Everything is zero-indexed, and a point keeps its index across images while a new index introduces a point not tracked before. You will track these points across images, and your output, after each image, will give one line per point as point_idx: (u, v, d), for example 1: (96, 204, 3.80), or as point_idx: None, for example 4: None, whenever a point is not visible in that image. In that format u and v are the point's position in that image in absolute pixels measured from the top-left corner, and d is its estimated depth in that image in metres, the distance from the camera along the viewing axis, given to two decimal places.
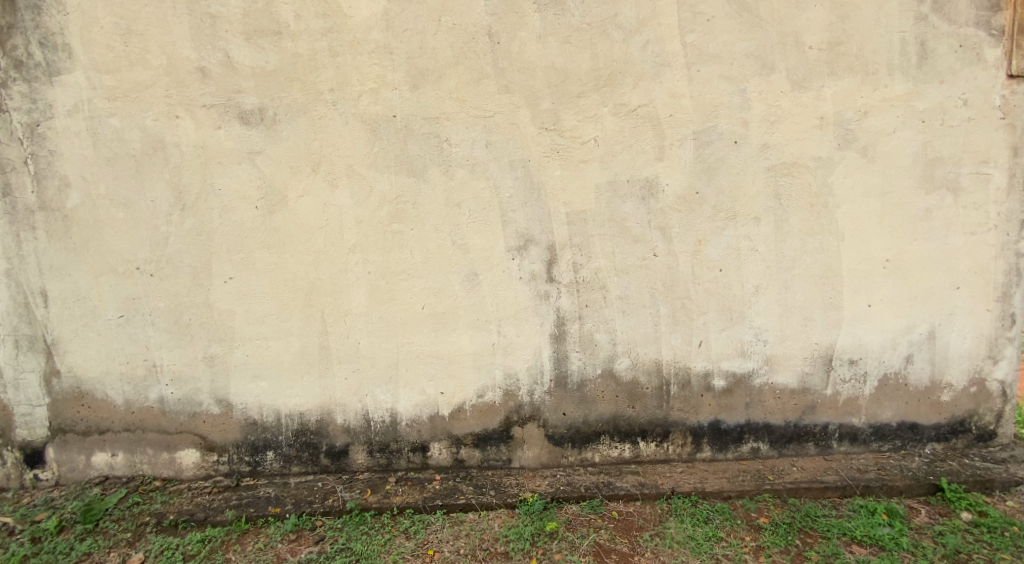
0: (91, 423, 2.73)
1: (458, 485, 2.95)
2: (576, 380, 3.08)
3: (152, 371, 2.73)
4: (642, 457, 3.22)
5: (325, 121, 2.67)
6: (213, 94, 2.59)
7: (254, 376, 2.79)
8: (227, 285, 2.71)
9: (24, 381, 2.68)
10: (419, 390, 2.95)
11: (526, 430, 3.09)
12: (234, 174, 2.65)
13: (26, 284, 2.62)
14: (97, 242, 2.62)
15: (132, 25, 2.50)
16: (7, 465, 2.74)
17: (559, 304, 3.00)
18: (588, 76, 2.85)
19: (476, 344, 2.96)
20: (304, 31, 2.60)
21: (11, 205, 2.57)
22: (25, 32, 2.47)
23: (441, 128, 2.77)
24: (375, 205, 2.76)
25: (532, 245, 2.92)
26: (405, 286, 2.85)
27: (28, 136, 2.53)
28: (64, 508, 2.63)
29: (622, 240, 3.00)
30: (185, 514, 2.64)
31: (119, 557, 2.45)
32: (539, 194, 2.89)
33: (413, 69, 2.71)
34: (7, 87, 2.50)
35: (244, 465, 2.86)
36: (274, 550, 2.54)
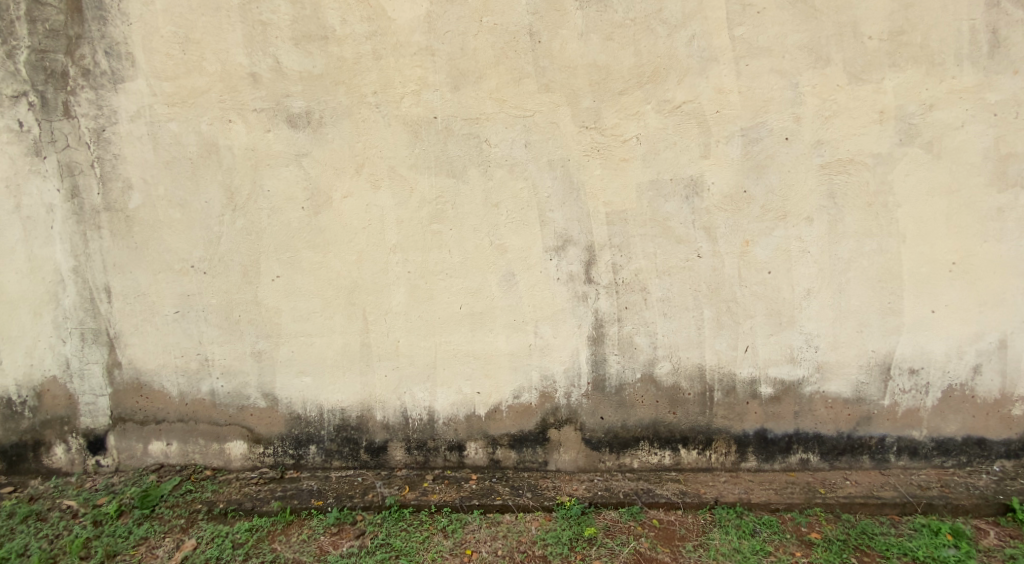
0: (148, 413, 2.86)
1: (494, 486, 2.95)
2: (614, 384, 3.03)
3: (204, 365, 2.83)
4: (683, 464, 3.14)
5: (368, 123, 2.73)
6: (263, 99, 2.68)
7: (299, 371, 2.87)
8: (274, 282, 2.80)
9: (89, 372, 2.81)
10: (456, 389, 2.97)
11: (563, 432, 3.05)
12: (282, 175, 2.73)
13: (92, 280, 2.75)
14: (156, 241, 2.74)
15: (189, 33, 2.62)
16: (71, 451, 2.86)
17: (598, 306, 2.96)
18: (631, 73, 2.80)
19: (513, 344, 2.95)
20: (350, 35, 2.66)
21: (79, 205, 2.70)
22: (92, 42, 2.60)
23: (481, 128, 2.78)
24: (415, 205, 2.80)
25: (570, 245, 2.90)
26: (443, 286, 2.87)
27: (95, 141, 2.66)
28: (123, 493, 2.76)
29: (664, 240, 2.93)
30: (234, 503, 2.74)
31: (173, 542, 2.56)
32: (579, 194, 2.87)
33: (454, 70, 2.73)
34: (76, 94, 2.63)
35: (288, 458, 2.94)
36: (317, 542, 2.61)
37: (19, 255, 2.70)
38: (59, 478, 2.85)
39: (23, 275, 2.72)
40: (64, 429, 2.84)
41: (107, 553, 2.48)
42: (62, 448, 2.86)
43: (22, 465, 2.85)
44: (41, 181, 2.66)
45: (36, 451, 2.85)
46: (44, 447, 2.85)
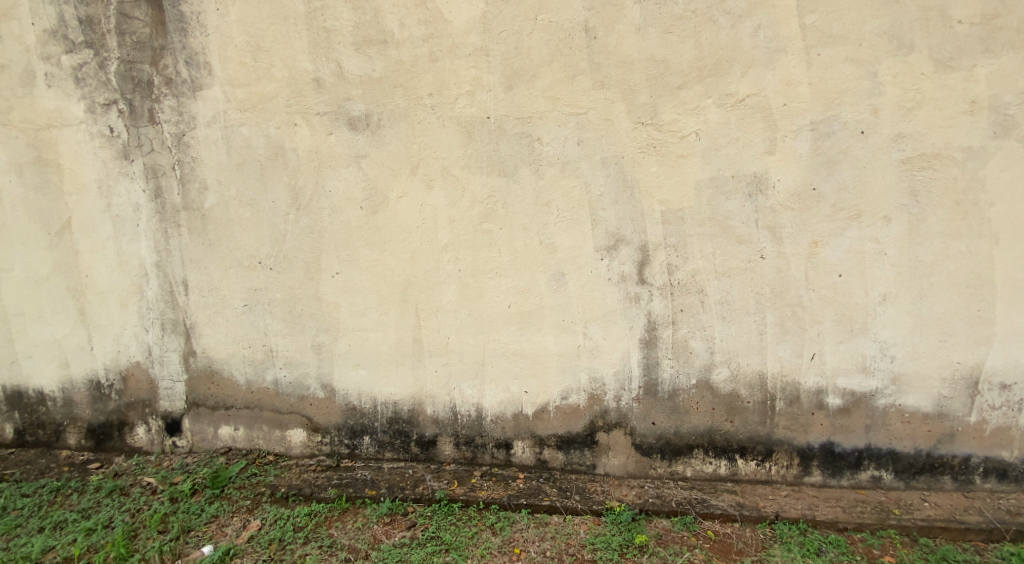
0: (219, 399, 3.04)
1: (542, 486, 2.95)
2: (667, 388, 2.97)
3: (269, 355, 2.98)
4: (740, 475, 3.03)
5: (424, 124, 2.79)
6: (326, 102, 2.78)
7: (355, 364, 2.98)
8: (334, 279, 2.91)
9: (167, 359, 3.00)
10: (504, 388, 2.98)
11: (612, 436, 3.02)
12: (343, 175, 2.83)
13: (171, 273, 2.92)
14: (228, 238, 2.88)
15: (260, 42, 2.74)
16: (151, 432, 3.08)
17: (651, 307, 2.90)
18: (692, 66, 2.71)
19: (561, 344, 2.94)
20: (408, 38, 2.73)
21: (162, 205, 2.87)
22: (174, 53, 2.76)
23: (533, 127, 2.78)
24: (468, 204, 2.83)
25: (623, 245, 2.86)
26: (493, 285, 2.89)
27: (176, 145, 2.82)
28: (196, 473, 2.94)
29: (723, 240, 2.83)
30: (294, 488, 2.87)
31: (241, 521, 2.70)
32: (633, 192, 2.82)
33: (509, 70, 2.74)
34: (160, 102, 2.80)
35: (344, 447, 3.06)
36: (371, 530, 2.68)
37: (109, 250, 2.90)
38: (140, 456, 3.07)
39: (111, 269, 2.92)
40: (145, 411, 3.06)
41: (182, 528, 2.64)
42: (143, 428, 3.07)
43: (108, 443, 3.08)
44: (129, 182, 2.85)
45: (121, 431, 3.07)
46: (127, 427, 3.07)
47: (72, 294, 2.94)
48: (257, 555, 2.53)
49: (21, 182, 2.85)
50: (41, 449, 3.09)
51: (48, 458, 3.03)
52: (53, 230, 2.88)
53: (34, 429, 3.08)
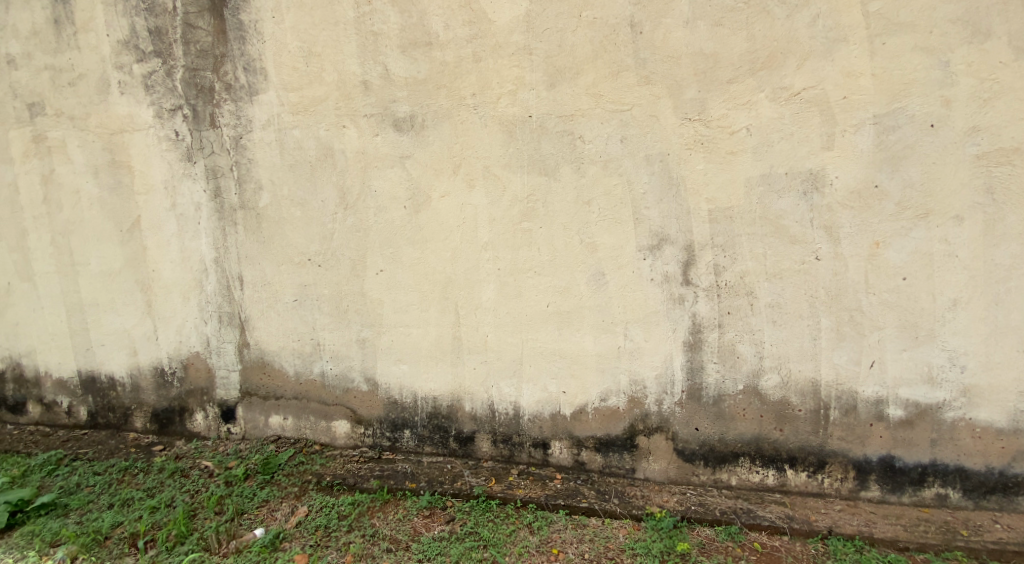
0: (270, 389, 3.18)
1: (580, 488, 2.92)
2: (712, 393, 2.89)
3: (317, 349, 3.10)
4: (789, 487, 2.90)
5: (466, 124, 2.81)
6: (373, 104, 2.84)
7: (397, 360, 3.05)
8: (378, 276, 2.99)
9: (224, 350, 3.16)
10: (542, 387, 2.98)
11: (653, 440, 2.96)
12: (388, 175, 2.89)
13: (228, 269, 3.08)
14: (280, 236, 3.01)
15: (311, 47, 2.82)
16: (208, 418, 3.25)
17: (696, 309, 2.84)
18: (744, 60, 2.63)
19: (601, 345, 2.92)
20: (452, 40, 2.76)
21: (220, 205, 3.02)
22: (233, 60, 2.89)
23: (575, 125, 2.76)
24: (508, 203, 2.84)
25: (666, 244, 2.80)
26: (532, 284, 2.90)
27: (234, 147, 2.96)
28: (249, 459, 3.09)
29: (775, 240, 2.73)
30: (339, 477, 2.97)
31: (289, 507, 2.81)
32: (678, 190, 2.76)
33: (552, 68, 2.74)
34: (220, 107, 2.94)
35: (385, 440, 3.14)
36: (411, 522, 2.73)
37: (173, 247, 3.09)
38: (198, 440, 3.25)
39: (175, 264, 3.10)
40: (203, 398, 3.24)
41: (237, 510, 2.77)
42: (201, 414, 3.25)
43: (170, 427, 3.28)
44: (192, 183, 3.01)
45: (181, 416, 3.27)
46: (187, 413, 3.26)
47: (141, 287, 3.15)
48: (305, 539, 2.62)
49: (97, 182, 3.07)
50: (111, 431, 3.33)
51: (117, 439, 3.26)
52: (125, 227, 3.10)
53: (105, 412, 3.32)
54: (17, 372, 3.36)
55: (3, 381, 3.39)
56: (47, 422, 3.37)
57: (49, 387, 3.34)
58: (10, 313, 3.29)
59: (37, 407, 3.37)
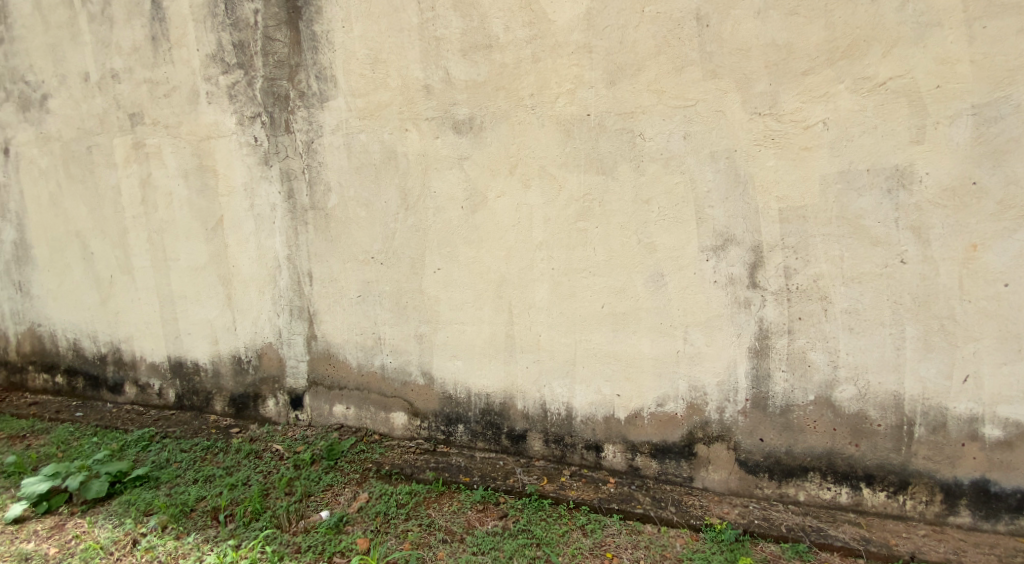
0: (334, 379, 3.34)
1: (635, 494, 2.86)
2: (779, 403, 2.75)
3: (377, 342, 3.23)
4: (864, 506, 2.70)
5: (524, 125, 2.82)
6: (434, 108, 2.92)
7: (452, 356, 3.12)
8: (436, 274, 3.07)
9: (294, 341, 3.36)
10: (596, 389, 2.95)
11: (712, 449, 2.85)
12: (447, 177, 2.96)
13: (299, 266, 3.27)
14: (346, 235, 3.16)
15: (379, 54, 2.94)
16: (279, 405, 3.47)
17: (763, 314, 2.71)
18: (820, 49, 2.47)
19: (658, 349, 2.85)
20: (512, 41, 2.78)
21: (293, 205, 3.21)
22: (307, 69, 3.06)
23: (635, 122, 2.71)
24: (564, 203, 2.83)
25: (732, 244, 2.69)
26: (587, 284, 2.87)
27: (306, 151, 3.14)
28: (315, 445, 3.26)
29: (853, 241, 2.55)
30: (397, 467, 3.07)
31: (351, 492, 2.93)
32: (745, 188, 2.64)
33: (612, 65, 2.70)
34: (294, 113, 3.12)
35: (440, 433, 3.21)
36: (465, 515, 2.78)
37: (251, 244, 3.32)
38: (270, 425, 3.48)
39: (252, 260, 3.33)
40: (274, 385, 3.46)
41: (305, 492, 2.92)
42: (273, 401, 3.48)
43: (246, 411, 3.53)
44: (268, 185, 3.22)
45: (255, 401, 3.51)
46: (260, 399, 3.50)
47: (222, 281, 3.41)
48: (366, 524, 2.72)
49: (187, 184, 3.36)
50: (195, 412, 3.63)
51: (200, 420, 3.55)
52: (210, 226, 3.36)
53: (190, 394, 3.62)
54: (116, 355, 3.73)
55: (104, 363, 3.76)
56: (141, 402, 3.72)
57: (143, 369, 3.69)
58: (112, 303, 3.66)
59: (133, 388, 3.73)
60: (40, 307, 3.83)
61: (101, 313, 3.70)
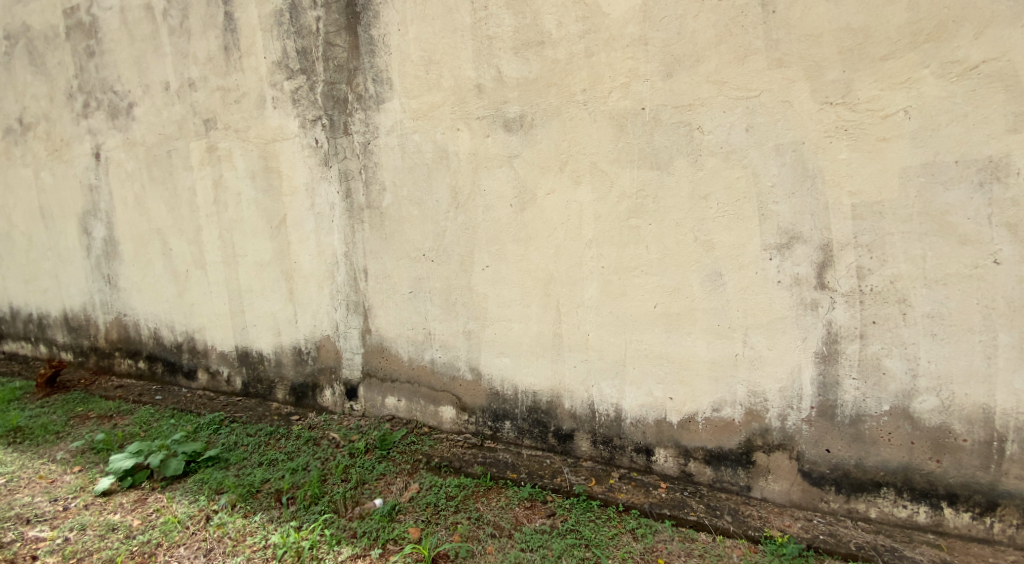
0: (387, 372, 3.44)
1: (687, 500, 2.77)
2: (849, 412, 2.57)
3: (427, 338, 3.29)
4: (945, 527, 2.48)
5: (576, 121, 2.79)
6: (485, 107, 2.94)
7: (499, 353, 3.14)
8: (485, 271, 3.09)
9: (350, 335, 3.49)
10: (647, 391, 2.88)
11: (773, 458, 2.71)
12: (497, 175, 2.97)
13: (355, 262, 3.39)
14: (400, 233, 3.24)
15: (433, 55, 2.99)
16: (335, 395, 3.61)
17: (832, 317, 2.54)
18: (902, 32, 2.29)
19: (714, 351, 2.74)
20: (565, 37, 2.75)
21: (351, 204, 3.33)
22: (365, 72, 3.16)
23: (693, 115, 2.61)
24: (615, 199, 2.77)
25: (798, 243, 2.55)
26: (639, 283, 2.80)
27: (362, 152, 3.24)
28: (369, 435, 3.37)
29: (937, 239, 2.34)
30: (446, 460, 3.12)
31: (403, 482, 3.01)
32: (813, 182, 2.49)
33: (668, 57, 2.61)
34: (352, 116, 3.23)
35: (487, 429, 3.24)
36: (513, 512, 2.78)
37: (312, 241, 3.47)
38: (327, 414, 3.63)
39: (313, 257, 3.49)
40: (331, 376, 3.60)
41: (360, 480, 3.02)
42: (330, 390, 3.63)
43: (305, 400, 3.71)
44: (327, 185, 3.36)
45: (314, 391, 3.67)
46: (319, 389, 3.66)
47: (285, 276, 3.59)
48: (417, 514, 2.77)
49: (254, 185, 3.56)
50: (259, 399, 3.85)
51: (264, 407, 3.76)
52: (274, 224, 3.55)
53: (255, 382, 3.84)
54: (190, 344, 4.01)
55: (180, 351, 4.06)
56: (211, 387, 3.99)
57: (214, 358, 3.95)
58: (188, 295, 3.94)
59: (205, 374, 4.00)
60: (126, 298, 4.18)
61: (178, 305, 3.99)
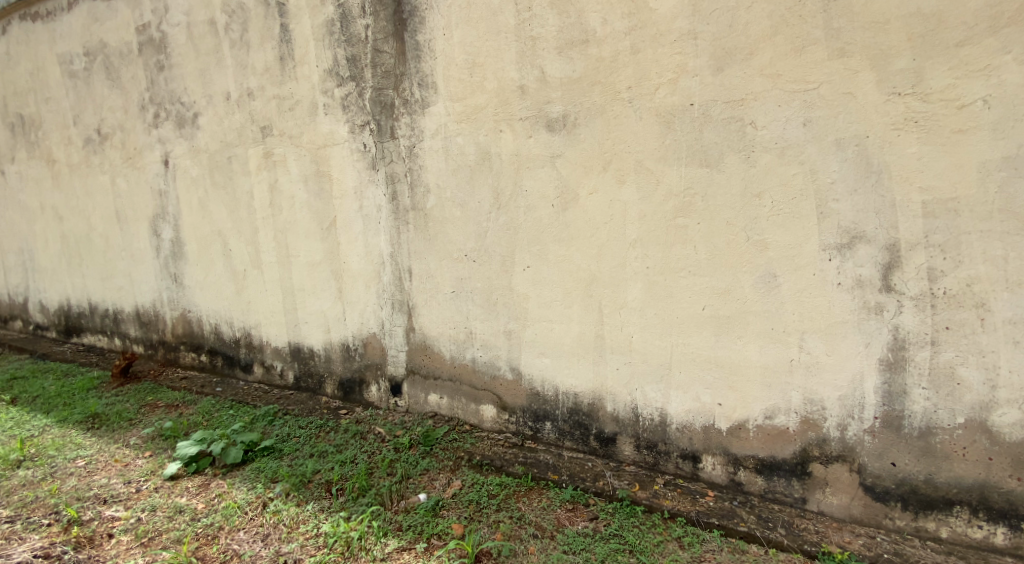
0: (430, 369, 3.50)
1: (737, 510, 2.66)
2: (918, 424, 2.40)
3: (469, 337, 3.33)
4: None
5: (621, 119, 2.74)
6: (529, 107, 2.94)
7: (540, 353, 3.13)
8: (526, 272, 3.09)
9: (395, 333, 3.58)
10: (693, 396, 2.79)
11: (831, 470, 2.57)
12: (539, 175, 2.96)
13: (400, 262, 3.47)
14: (443, 234, 3.29)
15: (477, 58, 3.02)
16: (380, 391, 3.72)
17: (899, 322, 2.38)
18: (980, 16, 2.12)
19: (767, 356, 2.62)
20: (610, 34, 2.71)
21: (396, 206, 3.42)
22: (411, 78, 3.23)
23: (746, 110, 2.51)
24: (661, 198, 2.71)
25: (861, 243, 2.40)
26: (686, 284, 2.72)
27: (408, 155, 3.32)
28: (413, 431, 3.44)
29: (1021, 238, 2.16)
30: (487, 458, 3.15)
31: (446, 479, 3.05)
32: (878, 178, 2.34)
33: (719, 51, 2.53)
34: (399, 120, 3.31)
35: (528, 429, 3.23)
36: (555, 513, 2.76)
37: (360, 242, 3.58)
38: (373, 409, 3.74)
39: (361, 257, 3.60)
40: (377, 372, 3.71)
41: (404, 474, 3.09)
42: (375, 386, 3.73)
43: (353, 395, 3.83)
44: (375, 188, 3.46)
45: (360, 386, 3.79)
46: (365, 384, 3.77)
47: (335, 275, 3.73)
48: (460, 510, 2.81)
49: (306, 188, 3.71)
50: (310, 393, 4.01)
51: (315, 401, 3.91)
52: (325, 225, 3.69)
53: (307, 377, 4.01)
54: (248, 339, 4.23)
55: (238, 345, 4.29)
56: (266, 380, 4.20)
57: (269, 353, 4.14)
58: (245, 293, 4.16)
59: (260, 368, 4.21)
60: (191, 296, 4.46)
61: (236, 303, 4.22)
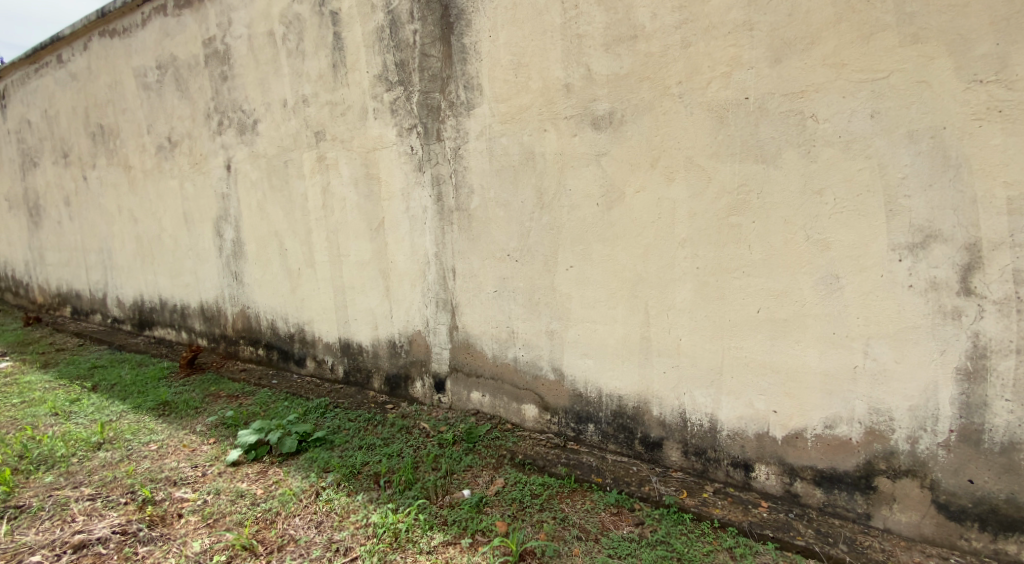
0: (472, 367, 3.54)
1: (793, 523, 2.53)
2: (1001, 439, 2.21)
3: (511, 336, 3.34)
4: None
5: (671, 115, 2.66)
6: (574, 106, 2.91)
7: (583, 353, 3.10)
8: (569, 272, 3.06)
9: (439, 331, 3.64)
10: (747, 402, 2.68)
11: (899, 485, 2.40)
12: (584, 175, 2.93)
13: (443, 261, 3.53)
14: (486, 234, 3.32)
15: (522, 59, 3.03)
16: (424, 387, 3.79)
17: (979, 328, 2.20)
18: None
19: (828, 362, 2.47)
20: (659, 29, 2.65)
21: (441, 207, 3.47)
22: (457, 80, 3.27)
23: (806, 102, 2.38)
24: (713, 196, 2.61)
25: (935, 242, 2.23)
26: (738, 285, 2.62)
27: (452, 157, 3.36)
28: (456, 427, 3.48)
29: None
30: (529, 457, 3.14)
31: (489, 476, 3.08)
32: (957, 173, 2.17)
33: (776, 42, 2.41)
34: (445, 122, 3.36)
35: (570, 430, 3.21)
36: (600, 516, 2.73)
37: (406, 242, 3.67)
38: (417, 404, 3.82)
39: (408, 256, 3.68)
40: (422, 369, 3.78)
41: (449, 469, 3.14)
42: (420, 383, 3.81)
43: (398, 390, 3.93)
44: (421, 189, 3.53)
45: (406, 382, 3.88)
46: (410, 380, 3.86)
47: (382, 274, 3.83)
48: (503, 508, 2.82)
49: (356, 190, 3.83)
50: (358, 387, 4.14)
51: (362, 395, 4.04)
52: (374, 226, 3.80)
53: (355, 372, 4.14)
54: (301, 335, 4.42)
55: (293, 340, 4.49)
56: (318, 374, 4.37)
57: (320, 348, 4.32)
58: (299, 291, 4.35)
59: (313, 363, 4.39)
60: (249, 293, 4.71)
61: (291, 301, 4.42)
